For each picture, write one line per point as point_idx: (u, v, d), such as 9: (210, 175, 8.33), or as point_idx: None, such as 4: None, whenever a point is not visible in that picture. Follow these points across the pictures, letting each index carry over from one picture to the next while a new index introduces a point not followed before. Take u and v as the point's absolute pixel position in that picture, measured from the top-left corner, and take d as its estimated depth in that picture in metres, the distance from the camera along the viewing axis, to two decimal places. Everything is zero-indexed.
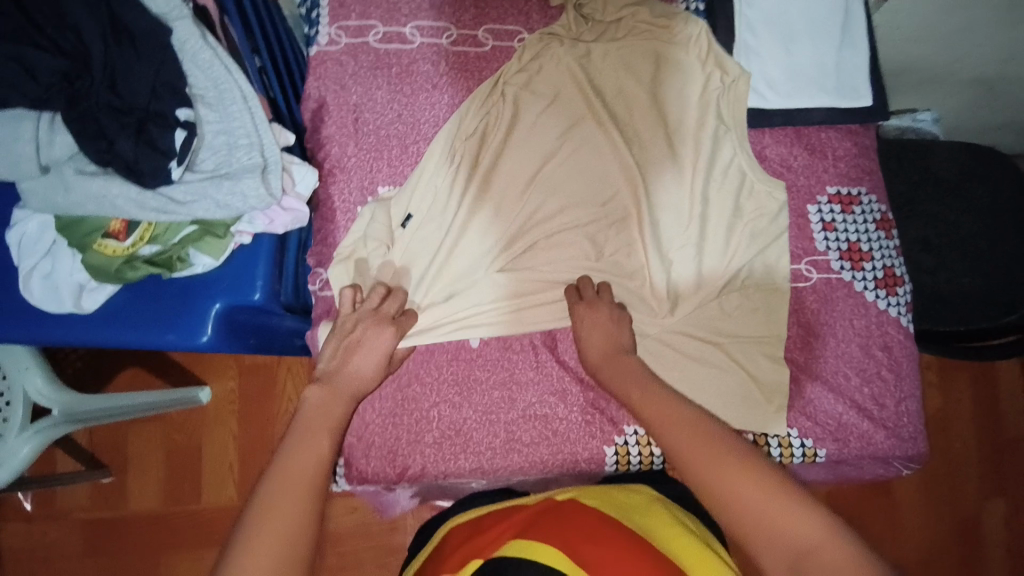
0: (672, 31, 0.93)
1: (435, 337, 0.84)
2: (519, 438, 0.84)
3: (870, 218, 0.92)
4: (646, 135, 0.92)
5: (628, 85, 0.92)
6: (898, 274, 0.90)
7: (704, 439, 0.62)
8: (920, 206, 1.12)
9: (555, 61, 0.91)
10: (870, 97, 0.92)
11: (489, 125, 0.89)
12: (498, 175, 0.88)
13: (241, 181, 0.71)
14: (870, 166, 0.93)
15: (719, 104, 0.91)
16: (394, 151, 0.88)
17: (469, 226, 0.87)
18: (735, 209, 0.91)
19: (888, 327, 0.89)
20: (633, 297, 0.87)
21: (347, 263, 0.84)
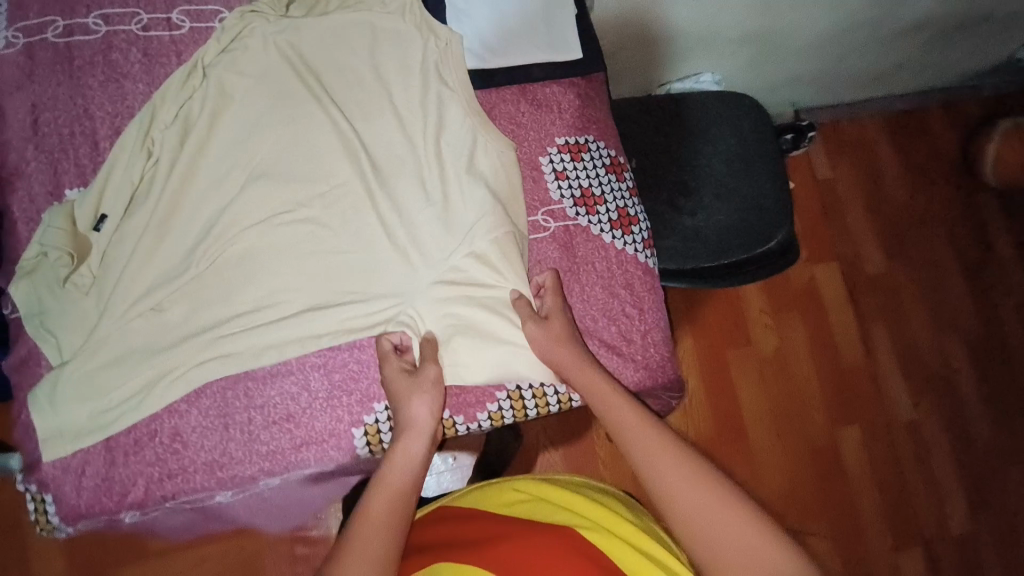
0: (384, 5, 0.91)
1: (150, 349, 0.79)
2: (258, 437, 0.80)
3: (599, 163, 0.95)
4: (373, 111, 0.89)
5: (346, 61, 0.89)
6: (632, 214, 0.95)
7: (683, 461, 0.67)
8: (672, 153, 1.18)
9: (264, 46, 0.86)
10: (578, 51, 0.95)
11: (189, 116, 0.83)
12: (208, 169, 0.83)
13: None
14: (596, 115, 0.96)
15: (439, 70, 0.90)
16: (82, 148, 0.82)
17: (175, 223, 0.81)
18: (472, 186, 0.87)
19: (628, 264, 0.93)
20: (372, 274, 0.85)
21: (30, 278, 0.77)
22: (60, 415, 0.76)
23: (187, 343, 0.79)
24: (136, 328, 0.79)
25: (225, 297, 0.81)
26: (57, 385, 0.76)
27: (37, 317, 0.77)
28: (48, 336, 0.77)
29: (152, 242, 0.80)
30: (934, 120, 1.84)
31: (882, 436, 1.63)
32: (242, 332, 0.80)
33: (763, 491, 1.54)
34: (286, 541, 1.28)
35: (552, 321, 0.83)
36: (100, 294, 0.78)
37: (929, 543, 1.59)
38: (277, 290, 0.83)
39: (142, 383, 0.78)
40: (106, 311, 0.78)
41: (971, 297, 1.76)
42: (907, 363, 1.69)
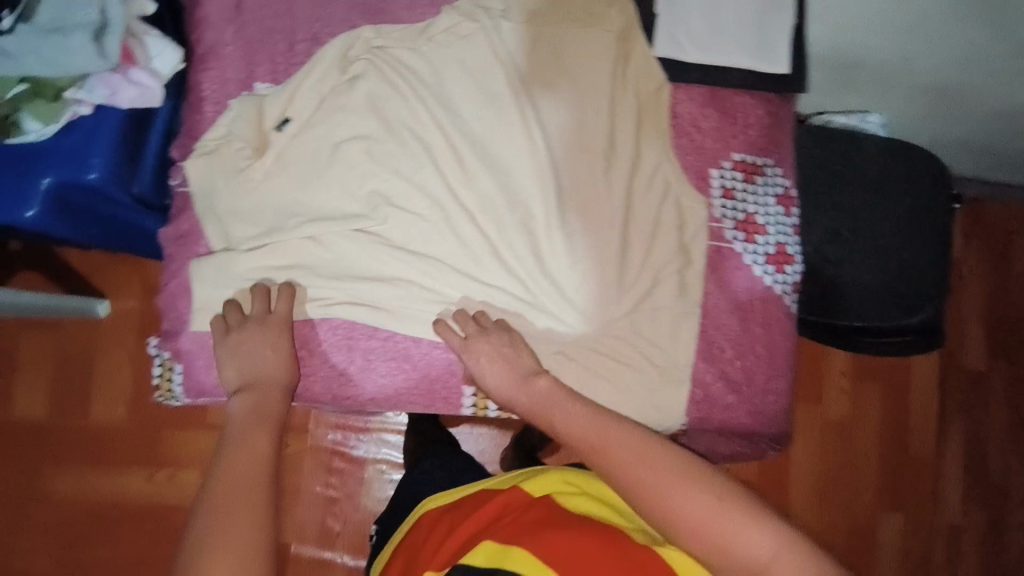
0: (608, 22, 0.85)
1: (302, 280, 0.80)
2: (376, 368, 0.82)
3: (770, 192, 0.88)
4: (571, 131, 0.85)
5: (556, 77, 0.85)
6: (791, 252, 0.88)
7: (648, 454, 0.65)
8: (836, 196, 1.10)
9: (472, 13, 0.84)
10: (786, 66, 0.86)
11: (385, 59, 0.82)
12: (392, 120, 0.82)
13: (68, 39, 0.63)
14: (780, 139, 0.89)
15: (644, 113, 0.86)
16: (279, 46, 0.81)
17: (353, 161, 0.81)
18: (654, 207, 0.85)
19: (771, 303, 0.88)
20: (519, 279, 0.84)
21: (209, 159, 0.79)
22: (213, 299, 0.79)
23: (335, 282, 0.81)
24: (293, 251, 0.80)
25: (382, 252, 0.81)
26: (221, 265, 0.78)
27: (208, 202, 0.79)
28: (213, 222, 0.80)
29: (327, 160, 0.81)
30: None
31: (923, 534, 1.54)
32: (395, 304, 0.82)
33: None
34: (325, 453, 1.29)
35: (484, 376, 0.79)
36: (264, 200, 0.80)
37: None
38: (430, 256, 0.83)
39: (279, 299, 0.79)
40: (276, 224, 0.80)
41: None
42: (980, 471, 1.54)
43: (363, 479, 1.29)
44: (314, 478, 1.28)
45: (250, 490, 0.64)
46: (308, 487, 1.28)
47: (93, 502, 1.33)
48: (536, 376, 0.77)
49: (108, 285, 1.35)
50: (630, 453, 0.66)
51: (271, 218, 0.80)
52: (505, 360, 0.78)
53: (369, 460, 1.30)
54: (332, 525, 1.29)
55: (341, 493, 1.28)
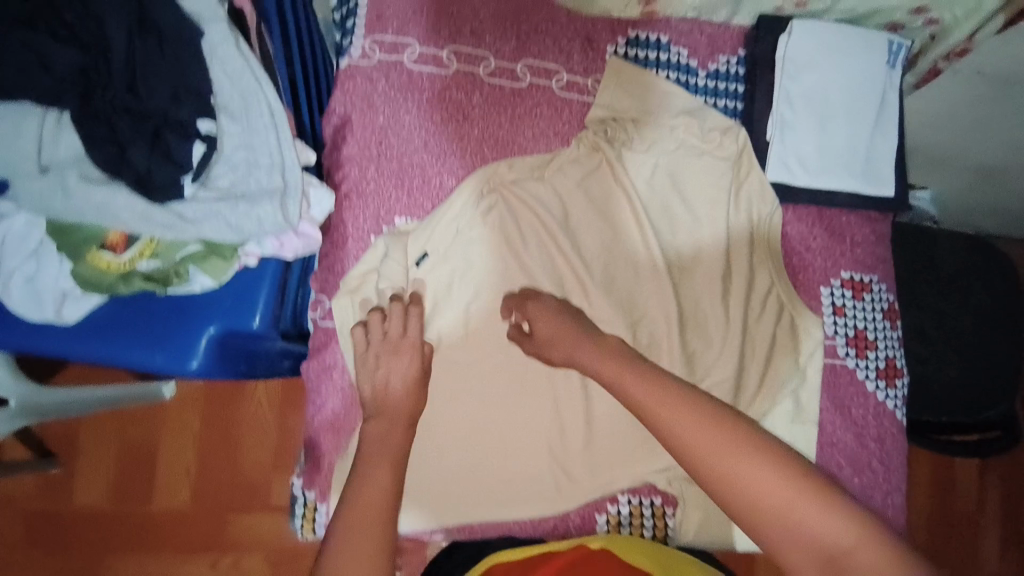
0: (723, 149, 0.90)
1: (440, 420, 0.82)
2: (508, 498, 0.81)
3: (878, 306, 0.92)
4: (690, 255, 0.89)
5: (675, 203, 0.90)
6: (898, 365, 0.92)
7: (689, 406, 0.62)
8: (920, 295, 1.10)
9: (601, 146, 0.89)
10: (891, 188, 0.92)
11: (520, 194, 0.86)
12: (525, 252, 0.85)
13: (257, 207, 0.64)
14: (885, 255, 0.94)
15: (759, 238, 0.90)
16: (415, 181, 0.85)
17: (491, 293, 0.84)
18: (770, 330, 0.89)
19: (885, 419, 0.91)
20: None
21: (352, 297, 0.81)
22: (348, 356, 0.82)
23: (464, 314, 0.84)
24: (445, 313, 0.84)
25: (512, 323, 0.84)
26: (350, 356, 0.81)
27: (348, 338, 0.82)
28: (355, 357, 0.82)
29: (465, 292, 0.84)
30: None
31: None
32: (527, 434, 0.82)
33: None
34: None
35: (538, 328, 0.76)
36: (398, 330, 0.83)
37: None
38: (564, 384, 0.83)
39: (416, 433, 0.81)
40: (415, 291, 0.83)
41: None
42: None
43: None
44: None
45: (380, 508, 0.63)
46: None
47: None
48: (605, 335, 0.73)
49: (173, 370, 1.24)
50: (686, 415, 0.62)
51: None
52: (569, 313, 0.77)
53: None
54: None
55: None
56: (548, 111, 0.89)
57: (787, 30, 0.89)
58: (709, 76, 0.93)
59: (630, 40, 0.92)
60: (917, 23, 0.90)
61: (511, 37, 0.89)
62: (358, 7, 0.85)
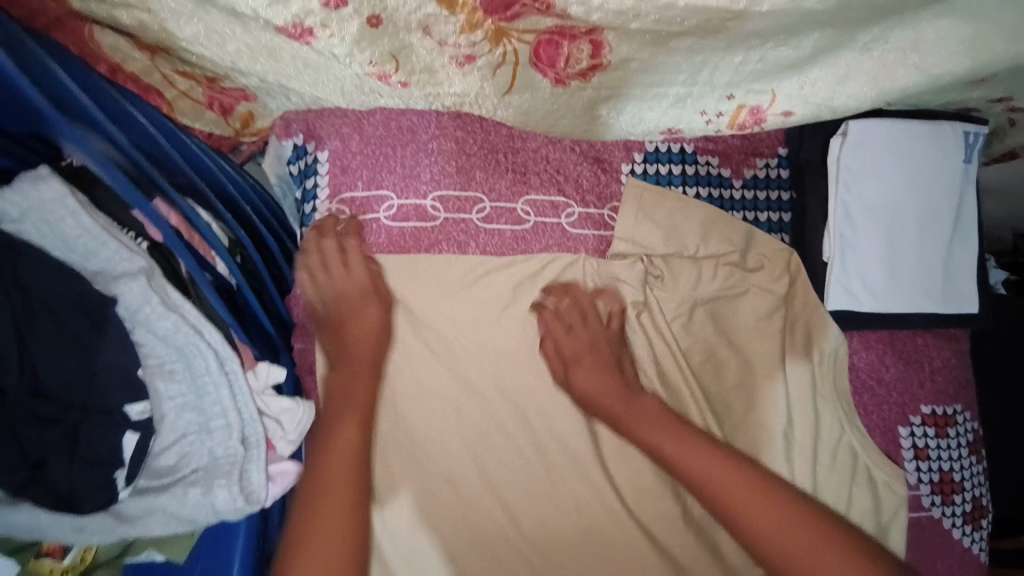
0: (770, 273, 0.76)
1: None
2: None
3: (963, 440, 0.79)
4: (741, 407, 0.75)
5: (720, 348, 0.75)
6: (983, 503, 0.80)
7: (727, 468, 0.61)
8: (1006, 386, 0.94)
9: (640, 292, 0.74)
10: (973, 304, 0.78)
11: (533, 360, 0.74)
12: (546, 423, 0.73)
13: (212, 489, 0.52)
14: (966, 378, 0.80)
15: (821, 379, 0.76)
16: (406, 359, 0.72)
17: (518, 481, 0.73)
18: (845, 487, 0.75)
19: (970, 566, 0.79)
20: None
21: None
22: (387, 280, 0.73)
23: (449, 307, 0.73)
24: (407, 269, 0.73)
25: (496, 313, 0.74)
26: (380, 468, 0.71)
27: None
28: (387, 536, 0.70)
29: (486, 482, 0.72)
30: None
31: None
32: None
33: None
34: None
35: (573, 381, 0.70)
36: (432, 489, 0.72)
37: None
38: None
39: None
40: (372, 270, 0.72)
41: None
42: None
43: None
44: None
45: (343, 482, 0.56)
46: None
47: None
48: (641, 393, 0.69)
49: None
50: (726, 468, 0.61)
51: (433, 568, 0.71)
52: (610, 372, 0.70)
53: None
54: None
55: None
56: (563, 255, 0.75)
57: (842, 130, 0.75)
58: (746, 185, 0.78)
59: (648, 153, 0.77)
60: (996, 109, 0.77)
61: (507, 171, 0.74)
62: (318, 162, 0.71)
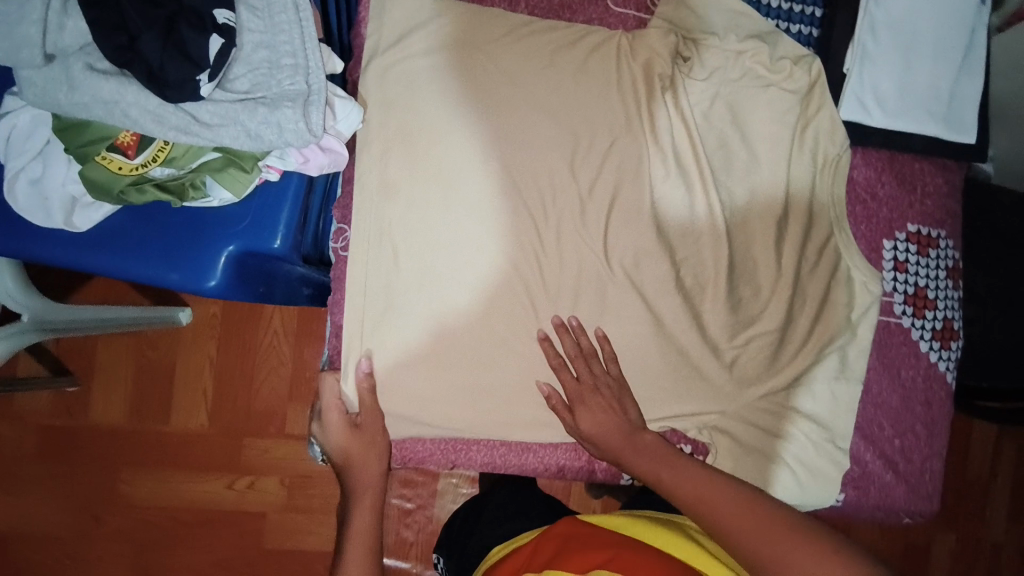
0: (790, 79, 0.82)
1: (466, 359, 0.79)
2: (533, 444, 0.85)
3: (942, 264, 0.86)
4: (744, 198, 0.83)
5: (733, 142, 0.83)
6: (955, 328, 0.86)
7: (715, 487, 0.68)
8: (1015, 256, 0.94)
9: (670, 75, 0.80)
10: (972, 135, 0.84)
11: (565, 120, 0.79)
12: (559, 182, 0.79)
13: (278, 110, 0.58)
14: (954, 210, 0.86)
15: (818, 182, 0.83)
16: (447, 92, 0.77)
17: (533, 230, 0.79)
18: (823, 282, 0.83)
19: (935, 382, 0.86)
20: (679, 360, 0.82)
21: (370, 223, 0.78)
22: (405, 261, 0.78)
23: (412, 295, 0.79)
24: (399, 273, 0.79)
25: (447, 301, 0.79)
26: (414, 238, 0.78)
27: (368, 265, 0.79)
28: (411, 290, 0.79)
29: (503, 223, 0.79)
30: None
31: None
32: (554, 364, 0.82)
33: None
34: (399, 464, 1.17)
35: (581, 426, 0.77)
36: (448, 280, 0.78)
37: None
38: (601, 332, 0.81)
39: (431, 374, 0.79)
40: (431, 12, 0.78)
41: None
42: None
43: (437, 492, 1.18)
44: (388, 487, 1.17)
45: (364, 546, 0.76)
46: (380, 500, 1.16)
47: (170, 508, 1.18)
48: (641, 430, 0.77)
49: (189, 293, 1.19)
50: (702, 482, 0.68)
51: (393, 340, 0.79)
52: (614, 416, 0.77)
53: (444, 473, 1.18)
54: (404, 538, 1.17)
55: (418, 505, 1.18)
56: (602, 31, 0.80)
57: None
58: None
59: None
60: None
61: None
62: None
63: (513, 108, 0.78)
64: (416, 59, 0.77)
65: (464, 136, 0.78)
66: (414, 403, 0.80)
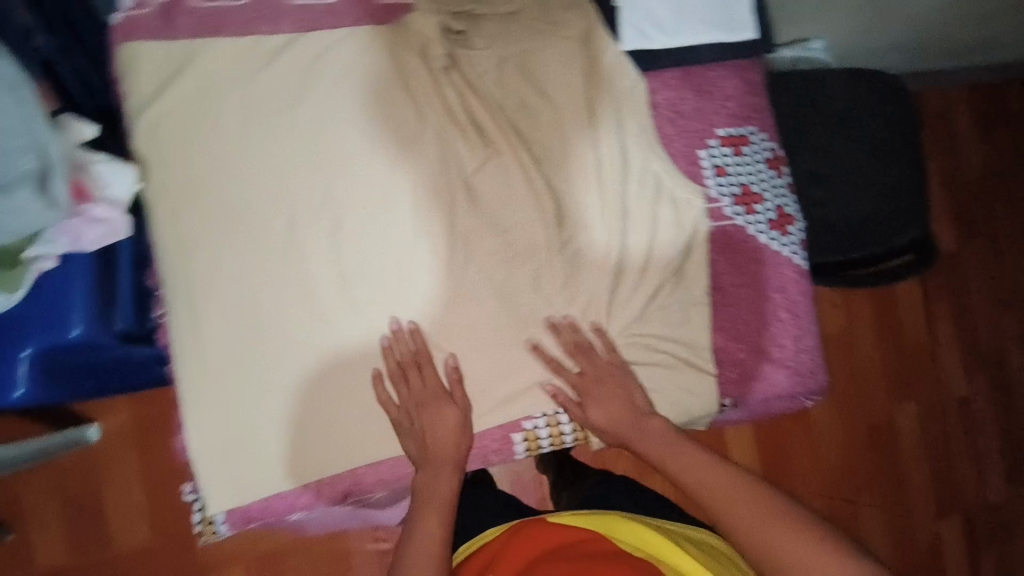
0: (568, 27, 0.83)
1: (329, 379, 0.78)
2: (421, 451, 0.82)
3: (759, 157, 0.90)
4: (557, 153, 0.84)
5: (533, 99, 0.83)
6: (789, 212, 0.92)
7: (693, 461, 0.77)
8: (809, 139, 1.13)
9: (449, 55, 0.80)
10: (752, 30, 0.88)
11: (358, 125, 0.78)
12: (370, 182, 0.79)
13: (15, 195, 0.56)
14: (759, 104, 0.89)
15: (625, 116, 0.85)
16: (229, 129, 0.75)
17: (360, 240, 0.79)
18: (653, 207, 0.86)
19: (784, 267, 0.91)
20: (540, 317, 0.84)
21: (173, 283, 0.75)
22: (232, 309, 0.75)
23: (241, 343, 0.76)
24: (227, 323, 0.75)
25: (284, 343, 0.77)
26: (235, 279, 0.75)
27: (190, 326, 0.75)
28: (251, 335, 0.76)
29: (332, 243, 0.78)
30: (975, 106, 1.90)
31: (933, 415, 1.80)
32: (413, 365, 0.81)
33: (822, 460, 1.69)
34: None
35: (426, 428, 0.78)
36: (285, 314, 0.77)
37: (938, 538, 1.76)
38: (465, 319, 0.82)
39: (292, 414, 0.77)
40: (183, 56, 0.75)
41: (989, 301, 1.88)
42: (969, 340, 1.84)
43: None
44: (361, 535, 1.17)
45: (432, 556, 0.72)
46: (358, 550, 1.16)
47: None
48: (648, 415, 0.82)
49: (94, 406, 1.13)
50: (713, 471, 0.75)
51: (242, 393, 0.76)
52: (626, 406, 0.82)
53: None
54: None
55: (394, 542, 1.17)
56: (369, 26, 0.78)
57: None
58: None
59: None
60: None
61: None
62: None
63: (295, 132, 0.76)
64: (178, 105, 0.75)
65: (250, 176, 0.75)
66: (286, 449, 0.77)
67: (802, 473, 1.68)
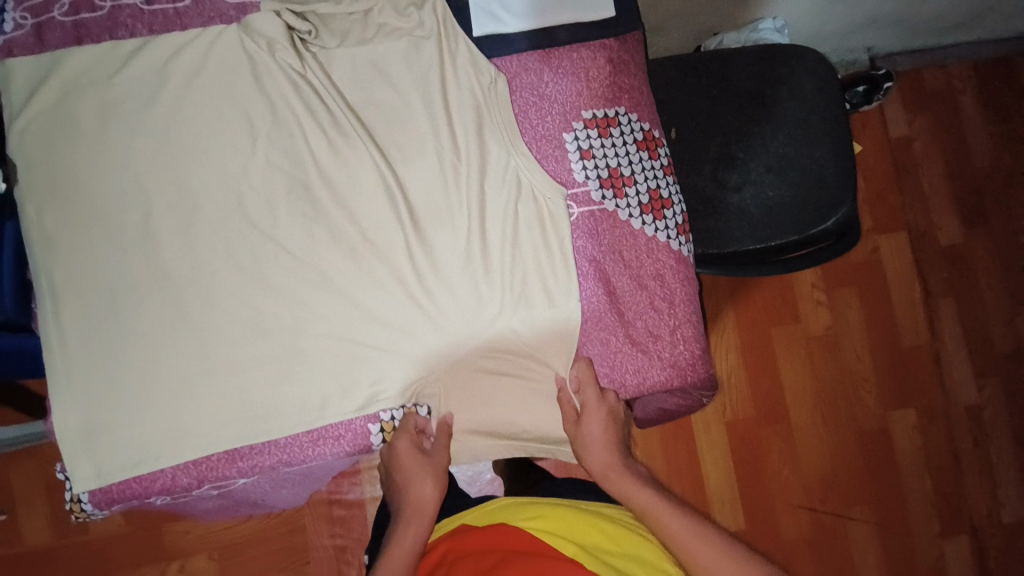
0: (422, 24, 0.84)
1: (180, 368, 0.81)
2: (275, 440, 0.83)
3: (629, 138, 0.87)
4: (411, 148, 0.84)
5: (385, 92, 0.84)
6: (663, 196, 0.88)
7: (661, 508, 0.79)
8: (721, 121, 1.08)
9: (296, 53, 0.82)
10: (610, 9, 0.88)
11: (210, 121, 0.81)
12: (217, 176, 0.81)
13: None
14: (628, 83, 0.88)
15: (484, 108, 0.84)
16: (89, 131, 0.80)
17: (212, 233, 0.81)
18: (510, 194, 0.84)
19: (659, 254, 0.87)
20: (395, 303, 0.83)
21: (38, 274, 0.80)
22: (93, 299, 0.80)
23: (99, 331, 0.80)
24: (87, 312, 0.80)
25: (139, 332, 0.80)
26: (93, 269, 0.80)
27: (52, 313, 0.80)
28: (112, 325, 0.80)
29: (189, 236, 0.81)
30: (987, 78, 1.64)
31: (940, 424, 1.55)
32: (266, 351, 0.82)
33: (805, 471, 1.48)
34: (322, 502, 1.23)
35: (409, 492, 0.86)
36: (141, 305, 0.80)
37: (946, 573, 1.51)
38: (320, 310, 0.82)
39: (149, 399, 0.80)
40: (48, 67, 0.80)
41: (1006, 301, 1.61)
42: (978, 342, 1.58)
43: (367, 520, 1.24)
44: (319, 530, 1.22)
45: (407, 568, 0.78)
46: (316, 544, 1.22)
47: None
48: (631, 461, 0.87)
49: None
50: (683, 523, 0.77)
51: (101, 380, 0.80)
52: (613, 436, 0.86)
53: (368, 498, 1.25)
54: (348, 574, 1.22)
55: (349, 539, 1.23)
56: (219, 25, 0.82)
57: None
58: None
59: None
60: None
61: None
62: None
63: (144, 131, 0.80)
64: (47, 111, 0.80)
65: (108, 172, 0.80)
66: (141, 432, 0.80)
67: (779, 485, 1.47)
